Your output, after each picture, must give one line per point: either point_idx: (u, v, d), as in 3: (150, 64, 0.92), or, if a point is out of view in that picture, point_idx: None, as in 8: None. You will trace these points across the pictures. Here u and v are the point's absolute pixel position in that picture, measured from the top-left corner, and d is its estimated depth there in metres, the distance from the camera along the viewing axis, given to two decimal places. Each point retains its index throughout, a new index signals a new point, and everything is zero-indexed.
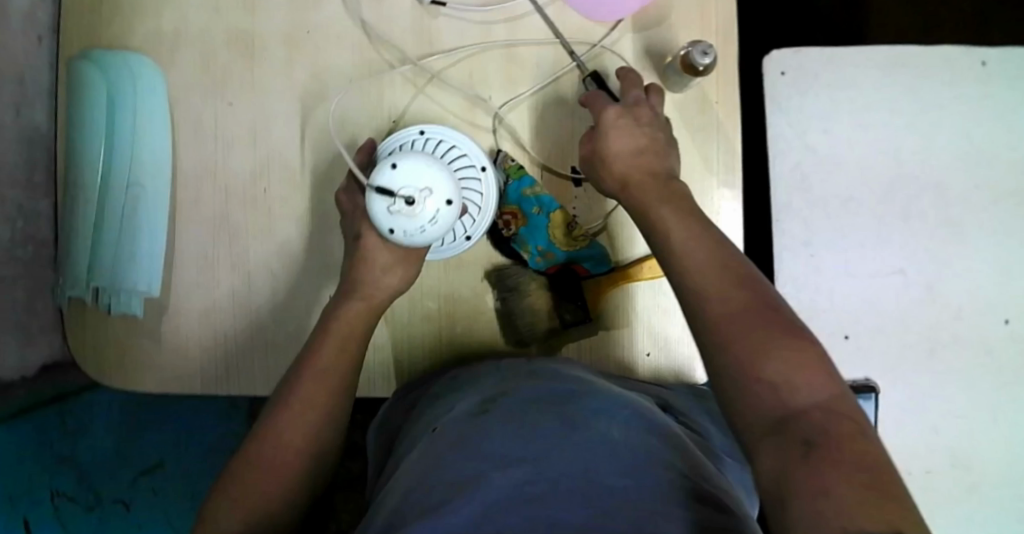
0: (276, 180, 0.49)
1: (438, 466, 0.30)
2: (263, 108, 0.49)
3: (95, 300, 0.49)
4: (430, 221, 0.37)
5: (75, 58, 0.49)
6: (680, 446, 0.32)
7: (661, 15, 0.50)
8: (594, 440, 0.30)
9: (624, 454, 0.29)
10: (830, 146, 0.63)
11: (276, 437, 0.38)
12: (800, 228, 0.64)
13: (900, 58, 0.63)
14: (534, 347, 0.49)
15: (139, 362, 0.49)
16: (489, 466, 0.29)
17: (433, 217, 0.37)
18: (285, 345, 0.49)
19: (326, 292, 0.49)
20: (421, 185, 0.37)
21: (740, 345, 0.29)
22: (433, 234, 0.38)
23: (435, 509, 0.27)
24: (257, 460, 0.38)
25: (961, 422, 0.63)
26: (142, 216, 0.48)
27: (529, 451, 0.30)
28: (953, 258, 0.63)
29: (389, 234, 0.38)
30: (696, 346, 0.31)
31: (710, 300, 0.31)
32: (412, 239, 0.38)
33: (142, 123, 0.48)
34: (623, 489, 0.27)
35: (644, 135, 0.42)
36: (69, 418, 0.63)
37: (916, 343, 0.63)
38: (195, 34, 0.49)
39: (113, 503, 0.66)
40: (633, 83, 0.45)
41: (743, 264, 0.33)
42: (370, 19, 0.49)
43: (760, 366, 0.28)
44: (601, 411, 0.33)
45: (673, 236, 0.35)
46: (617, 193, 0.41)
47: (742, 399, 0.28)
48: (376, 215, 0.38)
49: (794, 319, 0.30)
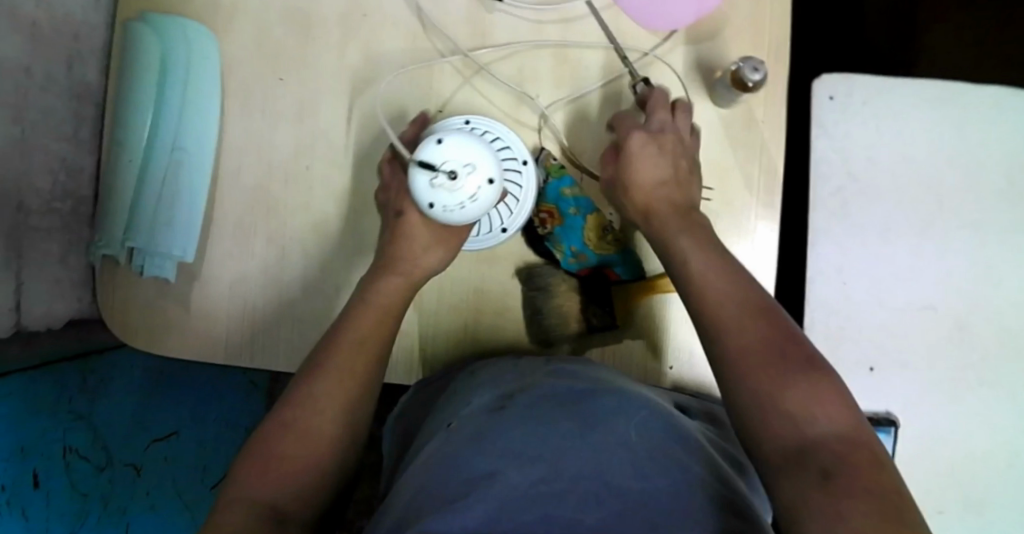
0: (318, 158, 0.49)
1: (454, 458, 0.30)
2: (312, 86, 0.49)
3: (128, 260, 0.49)
4: (469, 197, 0.38)
5: (132, 20, 0.49)
6: (701, 456, 0.32)
7: (715, 29, 0.49)
8: (612, 437, 0.30)
9: (641, 457, 0.29)
10: (872, 175, 0.62)
11: (307, 409, 0.38)
12: (835, 256, 0.63)
13: (952, 93, 0.62)
14: (559, 348, 0.49)
15: (165, 325, 0.49)
16: (505, 462, 0.29)
17: (473, 193, 0.38)
18: (311, 323, 0.49)
19: (357, 275, 0.49)
20: (465, 160, 0.38)
21: (761, 378, 0.31)
22: (471, 212, 0.39)
23: (451, 501, 0.27)
24: (292, 428, 0.37)
25: (976, 465, 0.63)
26: (183, 182, 0.48)
27: (546, 447, 0.29)
28: (985, 299, 0.62)
29: (428, 208, 0.39)
30: (717, 377, 0.33)
31: (731, 334, 0.33)
32: (450, 216, 0.39)
33: (192, 89, 0.49)
34: (640, 492, 0.27)
35: (668, 165, 0.44)
36: (90, 376, 0.64)
37: (941, 381, 0.62)
38: (253, 7, 0.49)
39: (125, 466, 0.67)
40: (659, 103, 0.46)
41: (765, 301, 0.35)
42: (426, 8, 0.49)
43: (780, 399, 0.30)
44: (619, 411, 0.33)
45: (693, 269, 0.38)
46: (639, 220, 0.44)
47: (762, 430, 0.30)
48: (417, 189, 0.39)
49: (813, 353, 0.32)
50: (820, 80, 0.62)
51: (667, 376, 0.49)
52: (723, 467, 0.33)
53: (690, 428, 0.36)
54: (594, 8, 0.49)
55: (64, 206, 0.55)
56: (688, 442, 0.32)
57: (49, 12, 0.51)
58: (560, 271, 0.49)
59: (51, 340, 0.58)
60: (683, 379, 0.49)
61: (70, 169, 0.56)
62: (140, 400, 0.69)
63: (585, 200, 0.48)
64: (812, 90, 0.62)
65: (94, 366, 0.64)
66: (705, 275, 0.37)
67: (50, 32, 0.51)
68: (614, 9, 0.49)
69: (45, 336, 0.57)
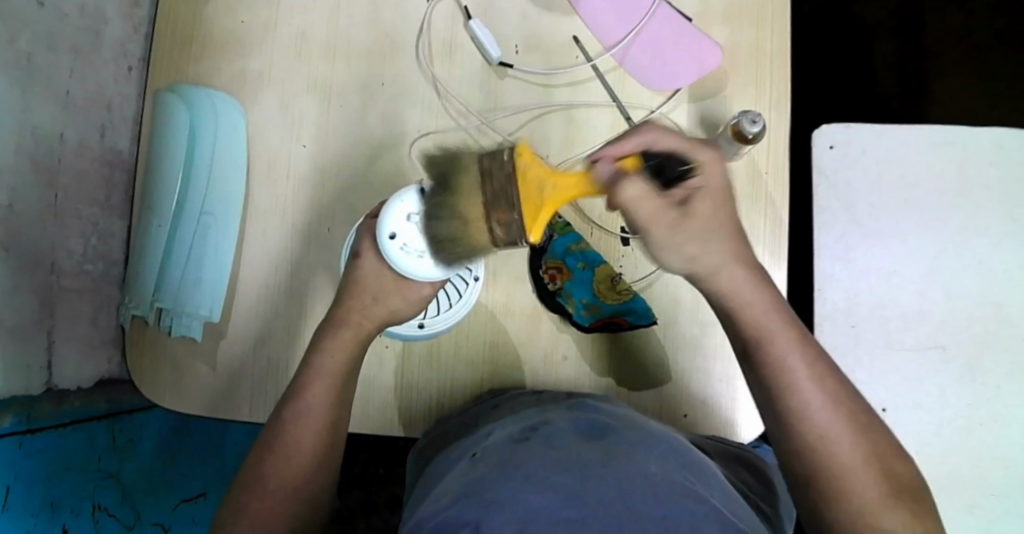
0: (340, 221, 0.51)
1: (481, 481, 0.30)
2: (334, 150, 0.52)
3: (157, 320, 0.51)
4: (458, 297, 0.49)
5: (162, 91, 0.52)
6: (715, 489, 0.33)
7: (717, 87, 0.51)
8: (633, 469, 0.30)
9: (661, 487, 0.29)
10: (875, 220, 0.65)
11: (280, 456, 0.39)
12: (843, 298, 0.65)
13: (951, 135, 0.64)
14: (588, 386, 0.50)
15: (192, 385, 0.50)
16: (528, 490, 0.28)
17: (464, 302, 0.49)
18: (280, 362, 0.50)
19: (322, 302, 0.51)
20: None
21: (846, 441, 0.35)
22: (423, 266, 0.38)
23: (475, 525, 0.27)
24: (261, 475, 0.39)
25: (994, 508, 0.62)
26: (210, 244, 0.51)
27: (571, 476, 0.29)
28: (995, 340, 0.63)
29: (386, 239, 0.38)
30: (820, 441, 0.35)
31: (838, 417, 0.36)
32: (413, 331, 0.48)
33: (220, 157, 0.51)
34: (662, 518, 0.27)
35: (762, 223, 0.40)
36: (117, 433, 0.65)
37: (954, 418, 0.63)
38: (278, 80, 0.52)
39: (152, 526, 0.68)
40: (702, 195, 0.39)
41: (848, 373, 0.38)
42: (441, 76, 0.52)
43: (862, 457, 0.35)
44: (637, 444, 0.33)
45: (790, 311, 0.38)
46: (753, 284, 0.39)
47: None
48: (388, 215, 0.38)
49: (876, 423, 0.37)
50: (820, 131, 0.64)
51: (682, 424, 0.50)
52: (741, 506, 0.33)
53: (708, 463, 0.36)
54: (599, 72, 0.52)
55: (93, 269, 0.57)
56: (704, 480, 0.33)
57: (82, 85, 0.54)
58: (575, 326, 0.50)
59: (80, 398, 0.59)
60: (698, 426, 0.50)
61: (101, 232, 0.58)
62: (162, 453, 0.71)
63: (593, 253, 0.51)
64: (813, 142, 0.65)
65: (123, 425, 0.65)
66: (817, 384, 0.36)
67: (84, 103, 0.54)
68: (618, 71, 0.52)
69: (74, 393, 0.58)
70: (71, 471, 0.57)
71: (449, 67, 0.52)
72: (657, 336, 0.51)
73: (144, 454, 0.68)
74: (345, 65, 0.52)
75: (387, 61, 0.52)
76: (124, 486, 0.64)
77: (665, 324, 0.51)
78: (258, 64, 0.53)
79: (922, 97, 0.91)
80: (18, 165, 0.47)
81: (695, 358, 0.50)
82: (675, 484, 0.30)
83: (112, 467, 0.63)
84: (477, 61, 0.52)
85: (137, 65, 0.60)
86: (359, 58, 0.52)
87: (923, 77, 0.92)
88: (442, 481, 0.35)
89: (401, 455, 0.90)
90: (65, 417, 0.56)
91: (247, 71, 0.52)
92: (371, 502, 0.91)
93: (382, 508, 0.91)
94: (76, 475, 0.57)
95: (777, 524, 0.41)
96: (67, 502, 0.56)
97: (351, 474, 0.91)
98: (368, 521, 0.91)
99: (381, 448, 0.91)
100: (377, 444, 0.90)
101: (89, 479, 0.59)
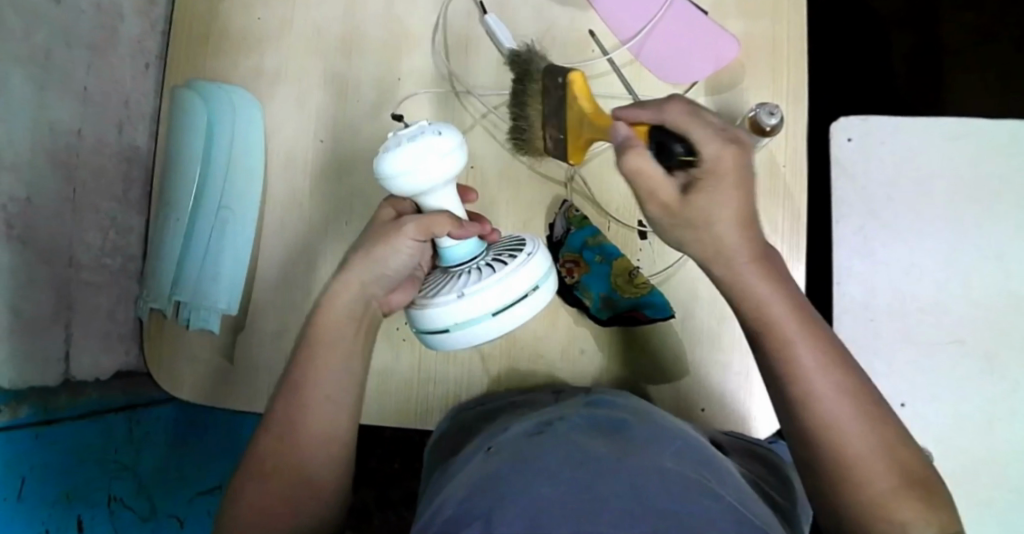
0: (356, 213, 0.51)
1: (493, 478, 0.30)
2: (350, 142, 0.52)
3: (175, 313, 0.51)
4: (503, 267, 0.41)
5: (179, 86, 0.53)
6: (730, 486, 0.32)
7: (734, 80, 0.51)
8: (647, 464, 0.30)
9: (675, 484, 0.29)
10: (891, 214, 0.65)
11: (291, 450, 0.39)
12: (859, 293, 0.65)
13: (968, 128, 0.63)
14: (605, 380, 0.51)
15: (210, 377, 0.51)
16: (540, 481, 0.28)
17: (509, 270, 0.40)
18: None
19: None
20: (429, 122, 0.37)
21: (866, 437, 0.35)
22: (400, 151, 0.35)
23: (486, 519, 0.27)
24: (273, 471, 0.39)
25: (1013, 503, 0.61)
26: (229, 238, 0.51)
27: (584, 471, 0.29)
28: (1014, 333, 0.62)
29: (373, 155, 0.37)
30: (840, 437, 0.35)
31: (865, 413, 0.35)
32: (449, 300, 0.40)
33: (237, 151, 0.52)
34: (675, 512, 0.27)
35: None
36: (135, 426, 0.65)
37: (972, 413, 0.62)
38: (295, 75, 0.53)
39: (169, 518, 0.69)
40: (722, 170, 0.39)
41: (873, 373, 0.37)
42: (457, 70, 0.52)
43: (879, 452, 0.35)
44: (652, 440, 0.33)
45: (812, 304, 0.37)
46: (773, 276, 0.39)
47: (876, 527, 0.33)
48: None
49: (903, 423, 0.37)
50: (837, 125, 0.64)
51: (699, 419, 0.50)
52: (757, 503, 0.33)
53: (724, 462, 0.36)
54: (615, 65, 0.52)
55: (112, 262, 0.58)
56: (719, 477, 0.33)
57: (100, 80, 0.54)
58: (591, 318, 0.50)
59: (98, 390, 0.59)
60: (716, 420, 0.50)
61: (120, 227, 0.59)
62: (179, 446, 0.72)
63: (610, 247, 0.50)
64: (830, 134, 0.64)
65: (140, 418, 0.66)
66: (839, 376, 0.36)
67: (101, 98, 0.54)
68: (635, 65, 0.52)
69: (92, 385, 0.58)
70: (90, 462, 0.57)
71: (466, 60, 0.52)
72: (674, 329, 0.50)
73: (161, 446, 0.69)
74: (362, 59, 0.52)
75: (403, 54, 0.52)
76: (140, 480, 0.65)
77: (682, 317, 0.50)
78: (275, 59, 0.53)
79: (936, 91, 0.91)
80: (35, 160, 0.48)
81: (710, 352, 0.50)
82: (690, 480, 0.30)
83: (130, 459, 0.64)
84: (494, 54, 0.52)
85: (155, 61, 0.61)
86: (375, 51, 0.52)
87: (938, 70, 0.91)
88: (458, 474, 0.35)
89: (416, 449, 0.90)
90: (82, 409, 0.57)
91: (264, 66, 0.53)
92: (387, 497, 0.91)
93: (398, 503, 0.91)
94: (94, 467, 0.58)
95: (793, 517, 0.41)
96: (85, 495, 0.56)
97: (367, 469, 0.91)
98: (383, 517, 0.91)
99: (396, 443, 0.91)
100: (392, 439, 0.91)
101: (106, 472, 0.60)
